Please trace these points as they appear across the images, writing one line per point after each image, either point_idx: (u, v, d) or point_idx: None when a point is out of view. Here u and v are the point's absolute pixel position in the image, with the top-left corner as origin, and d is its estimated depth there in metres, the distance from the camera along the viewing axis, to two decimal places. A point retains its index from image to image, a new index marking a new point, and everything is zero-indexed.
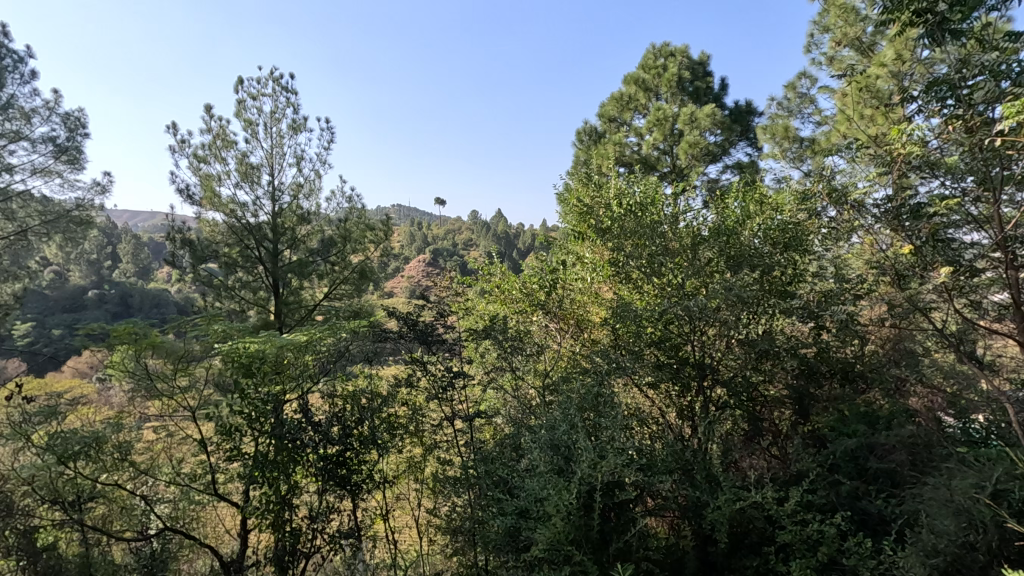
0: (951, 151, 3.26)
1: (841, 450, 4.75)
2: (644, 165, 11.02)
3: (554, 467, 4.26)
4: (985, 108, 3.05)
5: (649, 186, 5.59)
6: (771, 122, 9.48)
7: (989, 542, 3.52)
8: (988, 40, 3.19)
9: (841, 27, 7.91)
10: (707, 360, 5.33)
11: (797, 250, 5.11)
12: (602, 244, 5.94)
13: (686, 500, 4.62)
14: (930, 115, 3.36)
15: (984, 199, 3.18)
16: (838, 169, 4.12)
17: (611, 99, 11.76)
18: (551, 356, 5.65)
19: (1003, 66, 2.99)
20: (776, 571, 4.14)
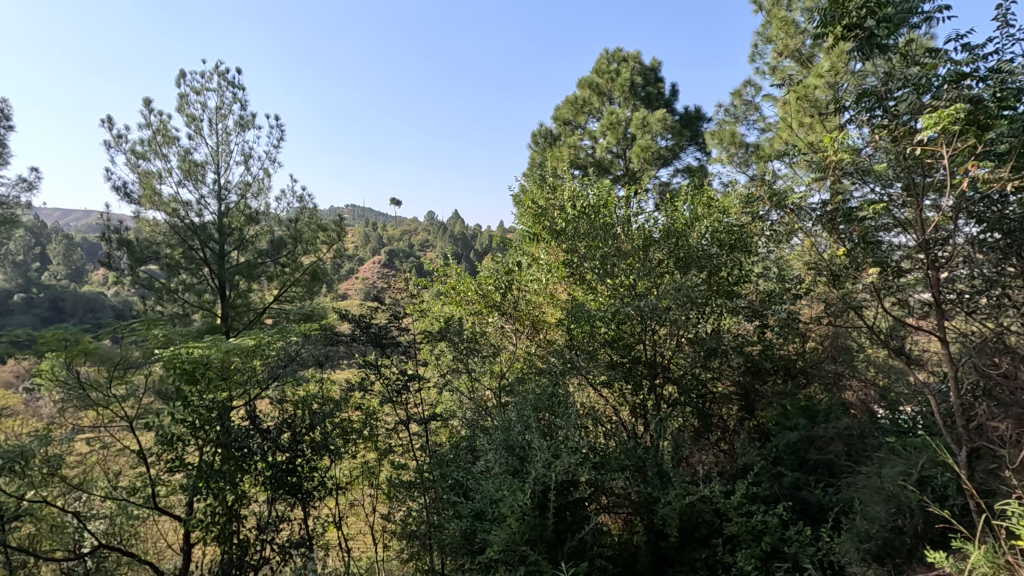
0: (880, 158, 3.45)
1: (784, 443, 5.01)
2: (598, 168, 11.19)
3: (509, 468, 4.28)
4: (909, 119, 3.23)
5: (603, 188, 5.65)
6: (718, 128, 9.81)
7: (916, 525, 3.77)
8: (912, 55, 3.40)
9: (782, 39, 8.27)
10: (659, 360, 5.44)
11: (742, 252, 5.30)
12: (556, 247, 5.94)
13: (638, 497, 4.72)
14: (861, 125, 3.55)
15: (910, 205, 3.39)
16: (779, 174, 4.23)
17: (566, 102, 11.88)
18: (507, 357, 5.66)
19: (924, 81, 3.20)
20: (724, 562, 4.27)
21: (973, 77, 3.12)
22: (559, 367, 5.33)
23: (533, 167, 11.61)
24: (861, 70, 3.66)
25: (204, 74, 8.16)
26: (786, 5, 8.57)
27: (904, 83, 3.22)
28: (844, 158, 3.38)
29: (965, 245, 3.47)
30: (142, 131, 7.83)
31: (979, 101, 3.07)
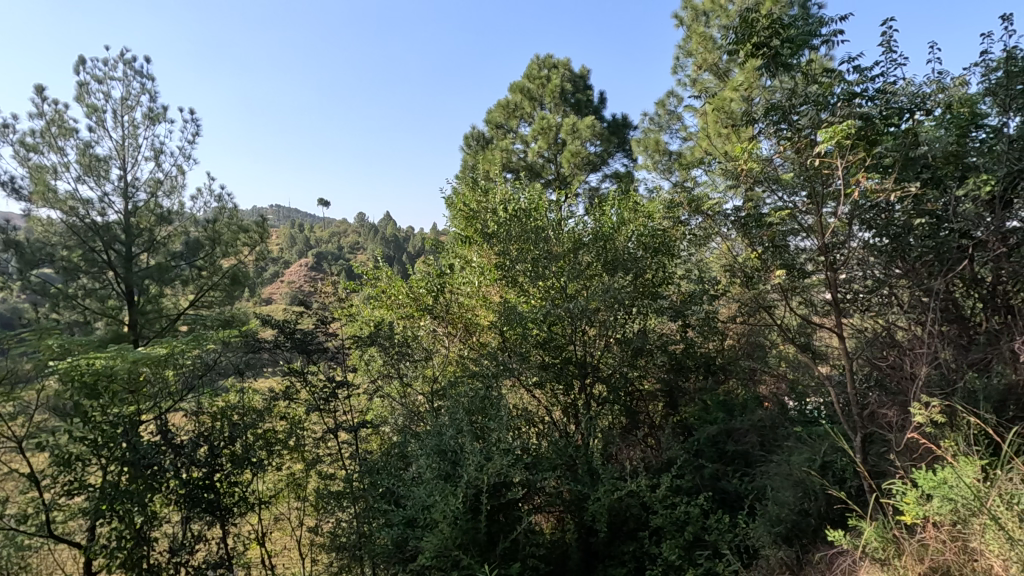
0: (788, 168, 3.70)
1: (704, 436, 5.27)
2: (530, 172, 11.35)
3: (441, 473, 4.22)
4: (809, 133, 3.52)
5: (535, 192, 5.82)
6: (644, 135, 10.21)
7: (819, 507, 4.07)
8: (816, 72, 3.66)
9: (702, 53, 8.73)
10: (589, 359, 5.58)
11: (665, 255, 5.54)
12: (489, 251, 5.84)
13: (570, 495, 4.81)
14: (769, 138, 3.78)
15: (813, 212, 3.65)
16: (700, 181, 4.42)
17: (498, 106, 11.94)
18: (440, 360, 5.56)
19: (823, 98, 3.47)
20: (651, 554, 4.44)
21: (863, 97, 3.43)
22: (492, 369, 5.34)
23: (466, 169, 11.57)
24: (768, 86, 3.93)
25: (107, 61, 7.52)
26: (704, 21, 9.07)
27: (805, 100, 3.49)
28: (754, 168, 3.62)
29: (861, 249, 3.81)
30: (34, 121, 7.10)
31: (869, 118, 3.38)
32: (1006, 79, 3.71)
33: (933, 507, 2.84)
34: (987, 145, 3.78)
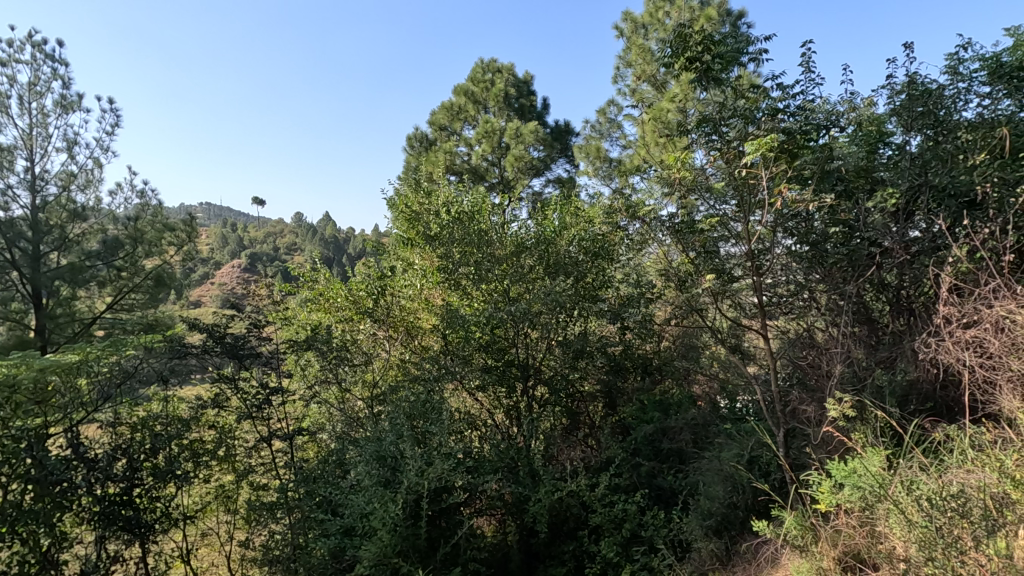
0: (719, 177, 3.87)
1: (641, 435, 5.45)
2: (473, 175, 11.34)
3: (380, 479, 4.13)
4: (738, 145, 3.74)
5: (478, 195, 5.76)
6: (586, 142, 10.43)
7: (747, 500, 4.25)
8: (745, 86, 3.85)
9: (641, 64, 9.01)
10: (531, 361, 5.67)
11: (605, 259, 5.66)
12: (431, 253, 5.71)
13: (511, 497, 4.82)
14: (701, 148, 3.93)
15: (743, 220, 3.84)
16: (638, 187, 4.45)
17: (442, 108, 11.84)
18: (380, 365, 5.45)
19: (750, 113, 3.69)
20: (590, 552, 4.53)
21: (785, 112, 3.67)
22: (433, 373, 5.32)
23: (408, 170, 11.38)
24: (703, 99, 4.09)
25: (12, 43, 6.89)
26: (643, 34, 9.41)
27: (733, 113, 3.69)
28: (686, 177, 3.78)
29: (783, 255, 4.10)
30: None
31: (790, 133, 3.60)
32: (908, 102, 4.08)
33: (844, 495, 3.06)
34: (892, 161, 4.16)
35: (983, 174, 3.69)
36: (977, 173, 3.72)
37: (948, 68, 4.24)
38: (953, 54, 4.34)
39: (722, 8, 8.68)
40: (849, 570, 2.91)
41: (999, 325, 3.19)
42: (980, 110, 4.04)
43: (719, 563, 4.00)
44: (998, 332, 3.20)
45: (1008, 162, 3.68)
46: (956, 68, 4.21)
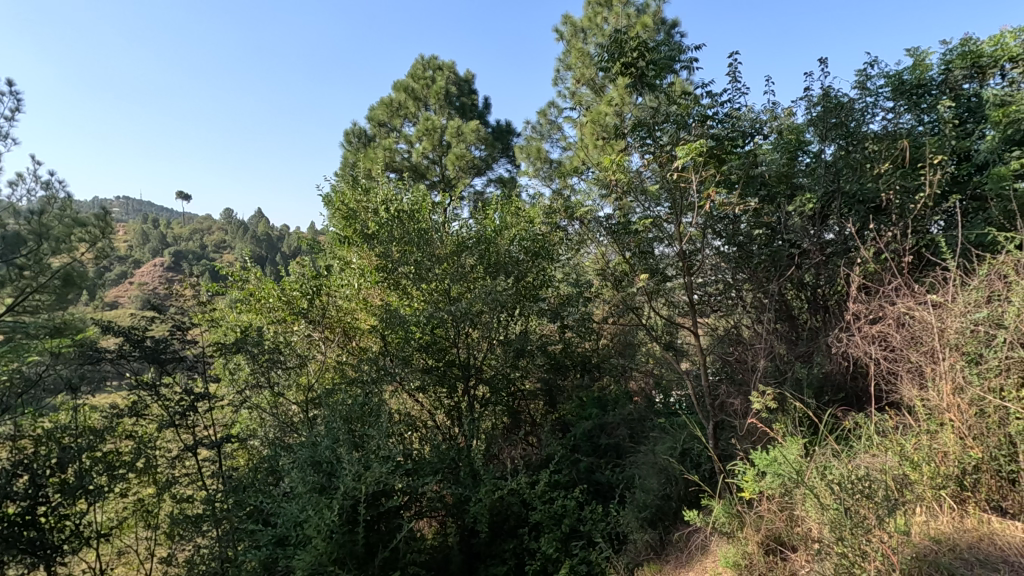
0: (654, 180, 3.97)
1: (580, 431, 5.54)
2: (414, 173, 11.13)
3: (315, 485, 3.96)
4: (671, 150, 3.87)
5: (418, 193, 5.66)
6: (527, 143, 10.50)
7: (679, 490, 4.40)
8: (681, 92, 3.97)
9: (581, 68, 9.16)
10: (472, 361, 5.67)
11: (545, 259, 5.71)
12: (370, 252, 5.57)
13: (451, 498, 4.80)
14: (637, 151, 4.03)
15: (676, 221, 3.99)
16: (578, 188, 4.51)
17: (381, 104, 11.57)
18: (316, 367, 5.26)
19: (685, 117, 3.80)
20: (530, 549, 4.57)
21: (714, 119, 3.83)
22: (372, 375, 5.21)
23: (346, 166, 11.02)
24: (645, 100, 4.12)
25: None
26: (582, 38, 9.61)
27: (667, 118, 3.79)
28: (622, 179, 3.85)
29: (713, 256, 4.31)
30: None
31: (718, 139, 3.80)
32: (823, 113, 4.33)
33: (767, 483, 3.22)
34: (810, 168, 4.46)
35: (887, 183, 4.03)
36: (882, 181, 4.05)
37: (857, 84, 4.57)
38: (862, 71, 4.71)
39: (657, 17, 8.98)
40: (772, 552, 3.08)
41: (900, 320, 3.47)
42: (884, 123, 4.41)
43: (654, 553, 4.13)
44: (900, 327, 3.48)
45: (907, 171, 4.03)
46: (865, 83, 4.55)
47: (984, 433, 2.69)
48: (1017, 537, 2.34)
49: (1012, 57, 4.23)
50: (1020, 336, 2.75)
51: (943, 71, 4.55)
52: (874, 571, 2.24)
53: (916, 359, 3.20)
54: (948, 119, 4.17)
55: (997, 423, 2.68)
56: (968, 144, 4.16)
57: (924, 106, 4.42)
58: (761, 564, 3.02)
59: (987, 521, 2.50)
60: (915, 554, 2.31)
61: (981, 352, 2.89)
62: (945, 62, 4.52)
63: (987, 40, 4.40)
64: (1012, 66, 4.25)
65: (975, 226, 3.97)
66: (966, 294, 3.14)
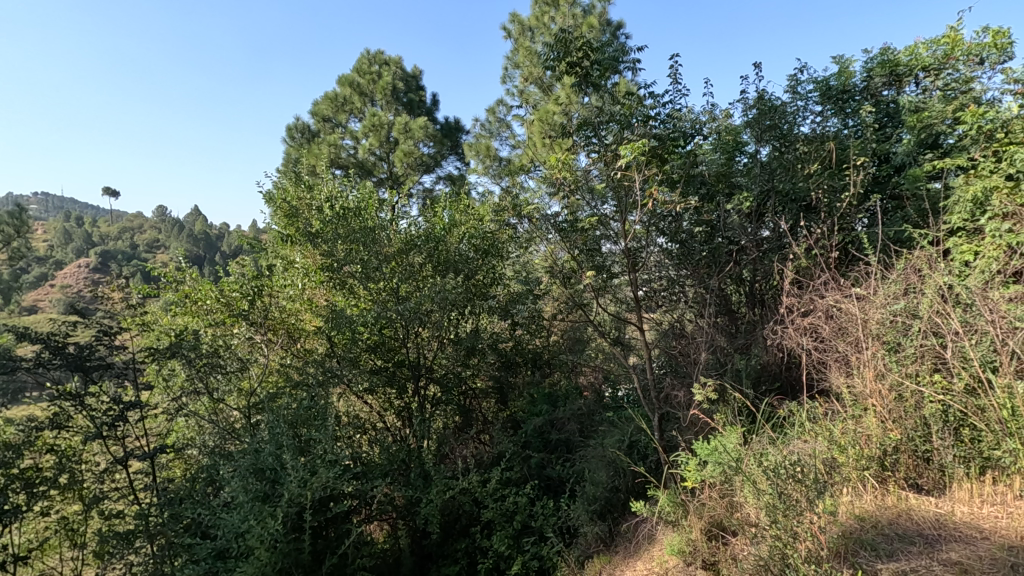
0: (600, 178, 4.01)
1: (531, 428, 5.55)
2: (360, 170, 10.79)
3: (258, 493, 3.79)
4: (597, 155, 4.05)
5: (365, 190, 5.50)
6: (475, 140, 10.45)
7: (627, 482, 4.46)
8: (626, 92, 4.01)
9: (528, 66, 9.18)
10: (422, 360, 5.61)
11: (495, 257, 5.69)
12: (314, 251, 5.37)
13: (402, 500, 4.71)
14: (587, 151, 4.04)
15: (622, 219, 4.05)
16: (527, 186, 4.44)
17: (325, 98, 11.21)
18: (258, 371, 5.02)
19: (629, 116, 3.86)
20: (482, 547, 4.57)
21: (656, 119, 3.91)
22: (318, 377, 5.03)
23: (289, 162, 10.63)
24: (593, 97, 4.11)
25: None
26: (530, 37, 9.66)
27: (611, 117, 3.87)
28: (568, 177, 3.85)
29: (658, 252, 4.50)
30: None
31: (661, 138, 3.90)
32: (758, 116, 4.50)
33: (708, 471, 3.33)
34: (746, 168, 4.65)
35: (816, 182, 4.26)
36: (812, 182, 4.29)
37: (789, 88, 4.79)
38: (793, 77, 4.94)
39: (602, 18, 9.12)
40: (714, 538, 3.19)
41: (829, 312, 3.65)
42: (813, 126, 4.64)
43: (604, 545, 4.18)
44: (828, 319, 3.67)
45: (834, 172, 4.27)
46: (796, 87, 4.77)
47: (903, 416, 2.88)
48: (931, 512, 2.52)
49: (924, 67, 4.58)
50: (933, 325, 2.95)
51: (865, 78, 4.79)
52: (805, 550, 2.31)
53: (843, 349, 3.38)
54: (870, 123, 4.44)
55: (913, 406, 2.87)
56: (888, 147, 4.45)
57: (849, 111, 4.70)
58: (704, 550, 3.12)
59: (904, 497, 2.67)
60: (842, 532, 2.44)
61: (900, 341, 3.09)
62: (867, 69, 4.77)
63: (902, 51, 4.72)
64: (925, 75, 4.60)
65: (894, 224, 4.24)
66: (886, 287, 3.35)
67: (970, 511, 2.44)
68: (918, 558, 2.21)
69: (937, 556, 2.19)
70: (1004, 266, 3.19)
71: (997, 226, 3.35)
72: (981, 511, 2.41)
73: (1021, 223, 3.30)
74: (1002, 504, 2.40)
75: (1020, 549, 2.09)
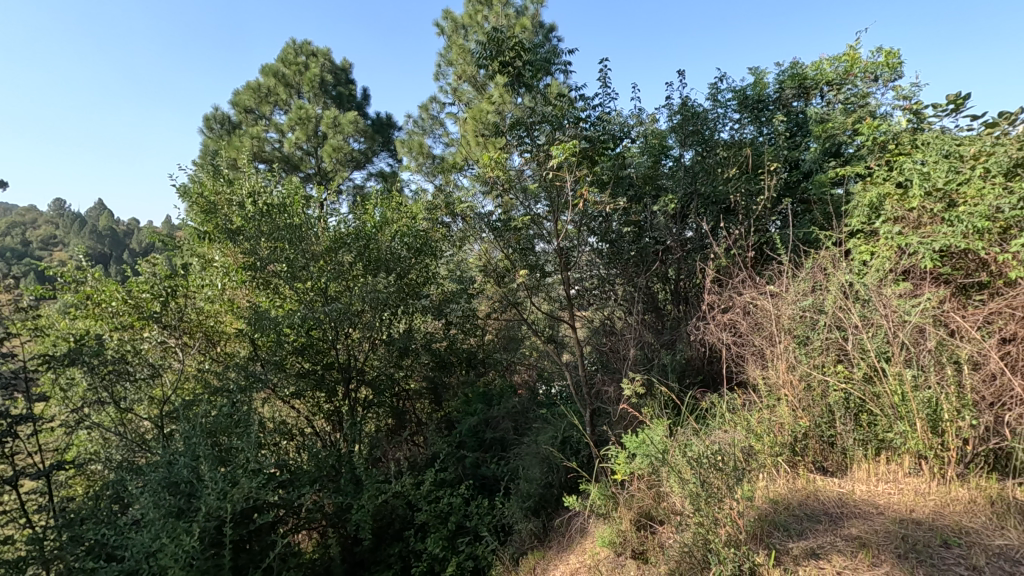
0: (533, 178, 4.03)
1: (466, 428, 5.49)
2: (286, 164, 10.29)
3: (171, 509, 3.51)
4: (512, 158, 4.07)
5: (291, 185, 5.19)
6: (408, 138, 10.25)
7: (560, 478, 4.49)
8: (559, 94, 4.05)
9: (462, 64, 9.09)
10: (353, 362, 5.41)
11: (429, 256, 5.59)
12: (233, 248, 5.08)
13: (331, 508, 4.55)
14: (523, 151, 4.03)
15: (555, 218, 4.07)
16: (461, 185, 4.37)
17: (247, 89, 10.58)
18: (172, 378, 4.69)
19: (560, 118, 3.91)
20: (416, 551, 4.49)
21: (586, 121, 3.99)
22: (239, 383, 4.73)
23: (206, 155, 9.94)
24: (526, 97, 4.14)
25: None
26: (463, 35, 9.58)
27: (543, 118, 3.90)
28: (501, 176, 3.82)
29: (589, 252, 4.59)
30: None
31: (591, 140, 4.00)
32: (682, 121, 4.69)
33: (636, 463, 3.43)
34: (672, 171, 4.84)
35: (735, 186, 4.53)
36: (731, 185, 4.55)
37: (711, 96, 5.04)
38: (714, 85, 5.19)
39: (535, 20, 9.19)
40: (643, 528, 3.28)
41: (746, 309, 3.86)
42: (731, 133, 4.91)
43: (537, 541, 4.20)
44: (745, 315, 3.88)
45: (751, 176, 4.55)
46: (716, 95, 5.02)
47: (811, 404, 3.08)
48: (835, 492, 2.72)
49: (828, 82, 4.94)
50: (837, 320, 3.19)
51: (777, 89, 5.11)
52: (725, 535, 2.40)
53: (759, 343, 3.58)
54: (781, 132, 4.75)
55: (820, 395, 3.07)
56: (797, 154, 4.77)
57: (764, 120, 5.01)
58: (633, 540, 3.20)
59: (812, 479, 2.88)
60: (758, 515, 2.59)
61: (808, 334, 3.32)
62: (779, 81, 5.08)
63: (810, 66, 5.07)
64: (828, 89, 4.96)
65: (803, 226, 4.55)
66: (796, 284, 3.59)
67: (868, 489, 2.66)
68: (825, 535, 2.38)
69: (840, 532, 2.37)
70: (895, 265, 3.49)
71: (889, 229, 3.67)
72: (877, 489, 2.64)
73: (909, 226, 3.62)
74: (894, 481, 2.66)
75: (909, 522, 2.30)
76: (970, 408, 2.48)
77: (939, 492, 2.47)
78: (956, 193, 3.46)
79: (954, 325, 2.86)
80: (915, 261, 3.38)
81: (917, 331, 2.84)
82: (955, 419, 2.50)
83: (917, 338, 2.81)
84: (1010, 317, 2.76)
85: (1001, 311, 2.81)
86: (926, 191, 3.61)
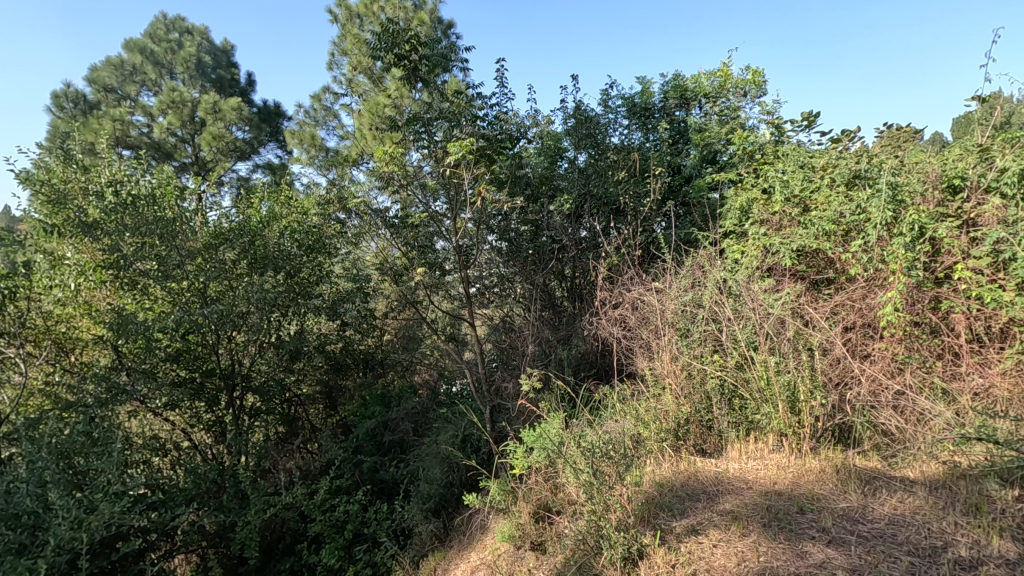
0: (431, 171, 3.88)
1: (362, 431, 5.25)
2: (156, 151, 9.24)
3: (9, 545, 2.99)
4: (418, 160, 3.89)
5: (162, 174, 4.67)
6: (298, 128, 9.66)
7: (460, 476, 4.43)
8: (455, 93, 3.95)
9: (357, 54, 8.72)
10: (237, 369, 5.03)
11: (321, 253, 5.31)
12: (92, 244, 4.27)
13: (212, 527, 4.17)
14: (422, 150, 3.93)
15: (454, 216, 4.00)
16: (356, 180, 4.18)
17: (107, 64, 9.50)
18: (14, 394, 3.96)
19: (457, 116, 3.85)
20: (310, 563, 4.26)
21: (484, 119, 3.99)
22: (99, 397, 4.18)
23: (55, 136, 8.64)
24: (424, 92, 4.00)
25: None
26: (358, 24, 9.19)
27: (440, 114, 3.83)
28: (398, 171, 3.66)
29: (489, 250, 4.64)
30: None
31: (489, 139, 4.00)
32: (576, 125, 4.86)
33: (534, 457, 3.48)
34: (567, 171, 4.99)
35: (624, 189, 4.81)
36: (621, 187, 4.82)
37: (603, 102, 5.26)
38: (606, 91, 5.42)
39: (432, 15, 9.06)
40: (540, 519, 3.34)
41: (635, 304, 4.08)
42: (622, 137, 5.16)
43: (438, 542, 4.14)
44: (634, 310, 4.11)
45: (639, 179, 4.85)
46: (607, 101, 5.25)
47: (691, 392, 3.30)
48: (712, 471, 2.94)
49: (706, 94, 5.35)
50: (713, 314, 3.48)
51: (662, 98, 5.43)
52: (616, 520, 2.50)
53: (647, 337, 3.79)
54: (665, 139, 5.13)
55: (699, 383, 3.31)
56: (679, 160, 5.14)
57: (650, 126, 5.32)
58: (532, 532, 3.25)
59: (693, 461, 3.09)
60: (645, 499, 2.73)
61: (689, 327, 3.56)
62: (664, 91, 5.40)
63: (690, 78, 5.45)
64: (706, 101, 5.36)
65: (685, 227, 4.90)
66: (679, 281, 3.84)
67: (739, 466, 2.91)
68: (703, 512, 2.57)
69: (716, 507, 2.57)
70: (761, 263, 3.85)
71: (757, 230, 4.05)
72: (747, 466, 2.89)
73: (772, 228, 4.03)
74: (761, 458, 2.92)
75: (773, 493, 2.54)
76: (820, 389, 2.82)
77: (797, 464, 2.75)
78: (810, 200, 3.91)
79: (808, 316, 3.23)
80: (778, 258, 3.75)
81: (778, 322, 3.18)
82: (809, 399, 2.81)
83: (779, 328, 3.14)
84: (851, 308, 3.19)
85: (845, 304, 3.23)
86: (786, 197, 4.03)
